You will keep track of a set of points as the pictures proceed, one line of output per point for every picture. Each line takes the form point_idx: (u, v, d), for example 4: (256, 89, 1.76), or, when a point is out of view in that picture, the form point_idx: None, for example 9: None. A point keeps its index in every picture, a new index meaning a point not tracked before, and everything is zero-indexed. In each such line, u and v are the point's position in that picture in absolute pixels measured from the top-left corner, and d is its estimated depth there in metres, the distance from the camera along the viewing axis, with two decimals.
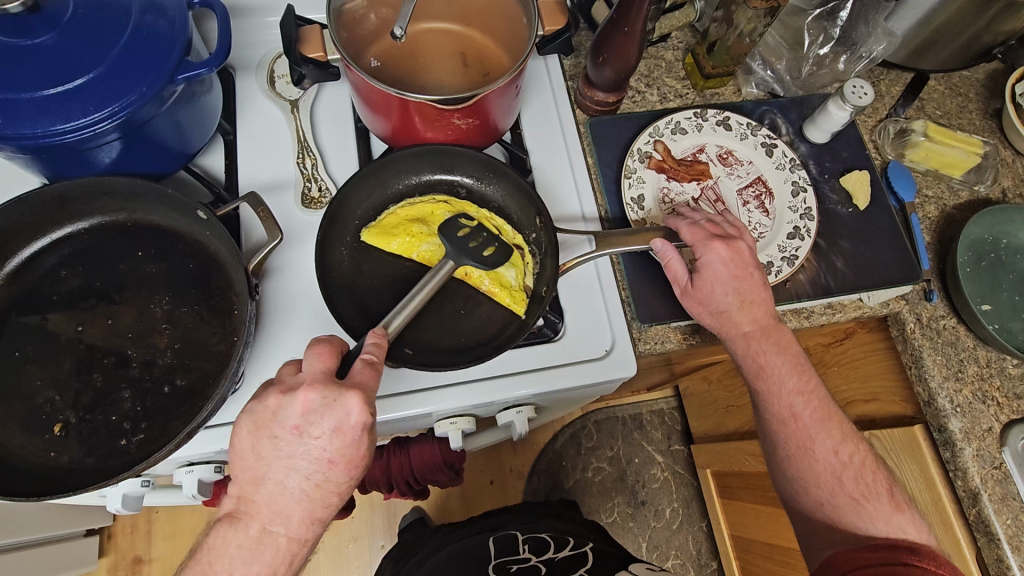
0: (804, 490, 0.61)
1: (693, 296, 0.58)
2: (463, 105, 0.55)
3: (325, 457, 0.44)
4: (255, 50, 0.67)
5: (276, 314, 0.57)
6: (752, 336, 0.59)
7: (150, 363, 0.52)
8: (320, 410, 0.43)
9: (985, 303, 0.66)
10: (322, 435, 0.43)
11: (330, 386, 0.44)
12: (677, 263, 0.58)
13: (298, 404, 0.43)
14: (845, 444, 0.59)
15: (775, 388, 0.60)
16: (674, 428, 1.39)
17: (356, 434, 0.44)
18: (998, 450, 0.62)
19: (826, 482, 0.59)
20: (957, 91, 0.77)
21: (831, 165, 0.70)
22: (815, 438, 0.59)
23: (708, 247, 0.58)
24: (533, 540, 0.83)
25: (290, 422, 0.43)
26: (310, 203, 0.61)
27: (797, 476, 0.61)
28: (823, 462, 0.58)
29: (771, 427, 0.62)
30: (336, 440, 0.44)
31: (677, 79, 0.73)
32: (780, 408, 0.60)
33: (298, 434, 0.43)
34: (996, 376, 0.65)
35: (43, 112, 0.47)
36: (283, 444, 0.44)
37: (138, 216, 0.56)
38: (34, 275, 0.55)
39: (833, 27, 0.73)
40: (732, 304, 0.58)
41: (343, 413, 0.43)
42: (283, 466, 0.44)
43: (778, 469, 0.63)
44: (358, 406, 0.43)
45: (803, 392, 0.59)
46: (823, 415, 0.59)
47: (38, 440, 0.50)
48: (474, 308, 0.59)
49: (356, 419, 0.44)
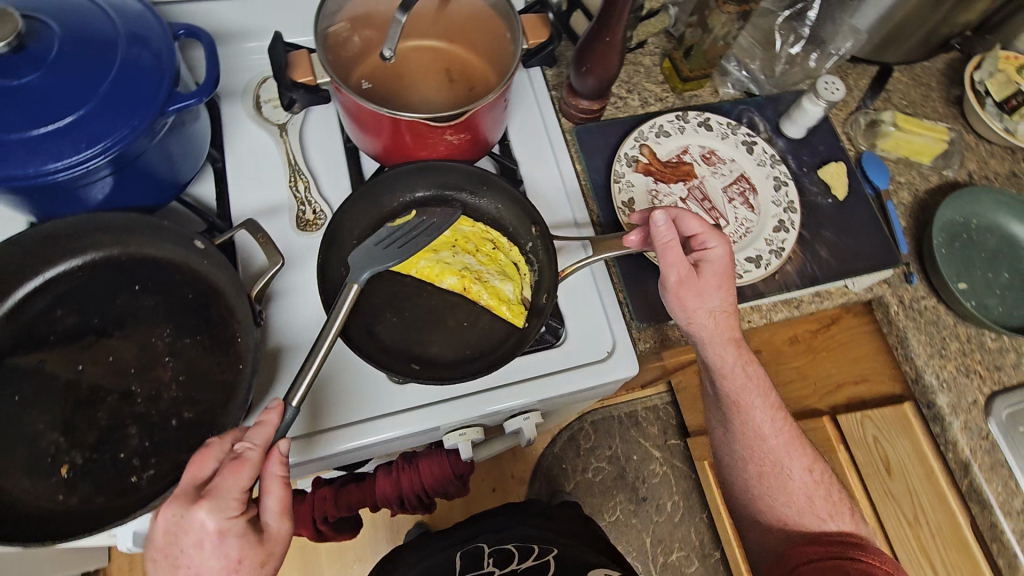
0: (769, 508, 0.65)
1: (695, 286, 0.57)
2: (453, 122, 0.56)
3: (200, 569, 0.43)
4: (239, 76, 0.67)
5: (279, 339, 0.57)
6: (740, 342, 0.61)
7: (155, 397, 0.52)
8: (177, 527, 0.42)
9: (961, 281, 0.69)
10: (184, 552, 0.42)
11: (183, 502, 0.42)
12: (676, 250, 0.56)
13: (160, 524, 0.42)
14: (816, 464, 0.64)
15: (751, 412, 0.63)
16: (669, 422, 1.42)
17: (225, 533, 0.43)
18: (984, 421, 0.65)
19: (796, 500, 0.63)
20: (919, 81, 0.81)
21: (808, 158, 0.73)
22: (791, 462, 0.63)
23: (720, 238, 0.57)
24: (498, 552, 0.84)
25: (160, 547, 0.43)
26: (306, 226, 0.61)
27: (767, 493, 0.65)
28: (799, 480, 0.63)
29: (742, 448, 0.65)
30: (200, 551, 0.42)
31: (656, 83, 0.75)
32: (748, 430, 0.64)
33: (169, 556, 0.42)
34: (977, 350, 0.68)
35: (35, 151, 0.46)
36: (162, 566, 0.43)
37: (133, 249, 0.55)
38: (28, 315, 0.53)
39: (803, 26, 0.76)
40: (727, 308, 0.59)
41: (196, 527, 0.42)
42: None
43: (744, 486, 0.67)
44: (210, 516, 0.42)
45: (772, 417, 0.63)
46: (791, 438, 0.64)
47: (45, 484, 0.49)
48: (476, 321, 0.59)
49: (213, 529, 0.42)
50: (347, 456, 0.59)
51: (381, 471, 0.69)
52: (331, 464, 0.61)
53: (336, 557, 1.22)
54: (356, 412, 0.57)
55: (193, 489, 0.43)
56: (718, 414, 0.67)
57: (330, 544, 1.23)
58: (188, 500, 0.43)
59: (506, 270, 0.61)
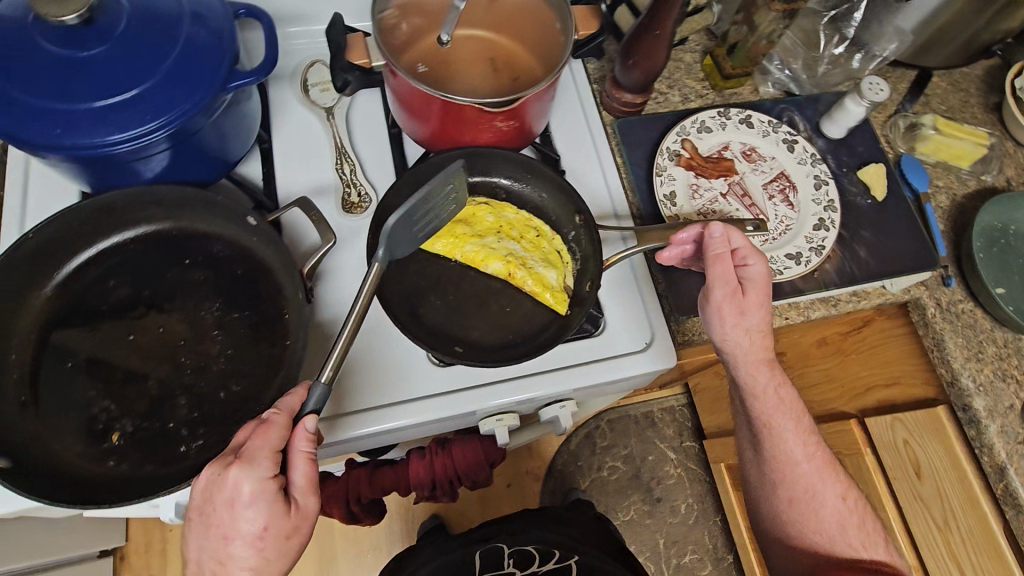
0: (802, 535, 0.65)
1: (736, 304, 0.57)
2: (504, 109, 0.56)
3: (229, 533, 0.45)
4: (288, 59, 0.68)
5: (324, 318, 0.57)
6: (775, 368, 0.60)
7: (204, 369, 0.53)
8: (213, 485, 0.44)
9: (999, 287, 0.68)
10: (219, 512, 0.44)
11: (221, 462, 0.45)
12: (726, 266, 0.56)
13: (199, 483, 0.45)
14: (849, 492, 0.64)
15: (783, 435, 0.63)
16: (685, 424, 1.41)
17: (253, 500, 0.44)
18: (1019, 425, 0.65)
19: (829, 527, 0.63)
20: (958, 86, 0.81)
21: (848, 159, 0.73)
22: (824, 489, 0.63)
23: (760, 256, 0.57)
24: (518, 553, 0.84)
25: (197, 505, 0.45)
26: (352, 208, 0.62)
27: (800, 519, 0.64)
28: (831, 506, 0.63)
29: (774, 472, 0.65)
30: (231, 513, 0.44)
31: (696, 80, 0.75)
32: (781, 455, 0.63)
33: (204, 514, 0.45)
34: (1013, 356, 0.68)
35: (100, 122, 0.47)
36: (198, 524, 0.46)
37: (184, 224, 0.56)
38: (81, 285, 0.54)
39: (848, 27, 0.76)
40: (766, 329, 0.58)
41: (229, 487, 0.44)
42: (201, 539, 0.46)
43: (775, 511, 0.67)
44: (240, 477, 0.43)
45: (805, 444, 0.63)
46: (823, 464, 0.64)
47: (96, 449, 0.49)
48: (518, 306, 0.59)
49: (243, 491, 0.44)
50: (385, 436, 0.59)
51: (414, 454, 0.69)
52: (370, 444, 0.61)
53: (351, 544, 1.23)
54: (398, 393, 0.58)
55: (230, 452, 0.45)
56: (749, 433, 0.67)
57: (345, 531, 1.24)
58: (225, 462, 0.45)
59: (550, 258, 0.61)
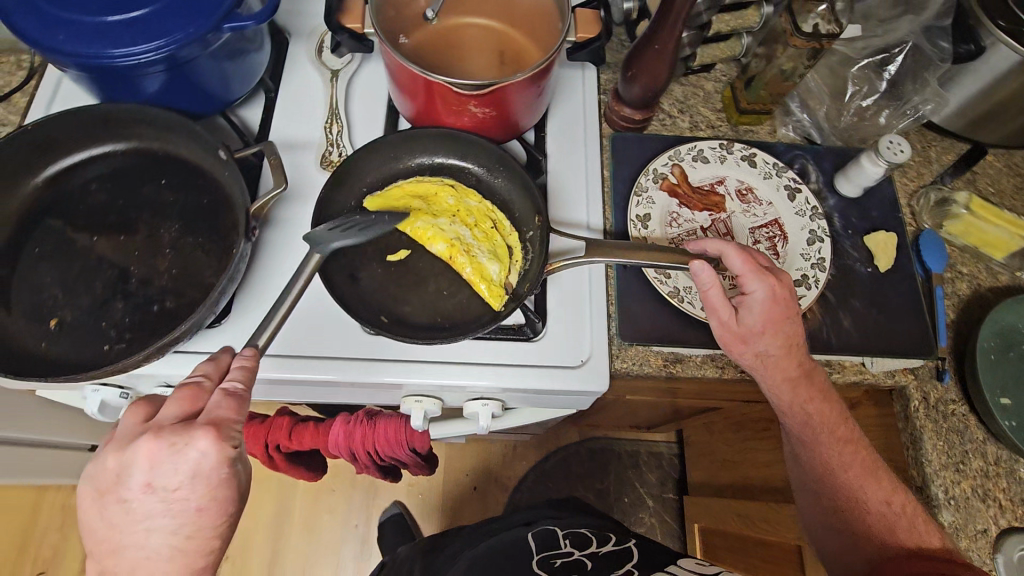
0: (856, 551, 0.56)
1: (738, 335, 0.56)
2: (481, 93, 0.56)
3: (190, 505, 0.41)
4: (310, 20, 0.72)
5: (269, 260, 0.59)
6: (798, 382, 0.57)
7: (147, 281, 0.56)
8: (169, 458, 0.40)
9: (1006, 396, 0.60)
10: (177, 486, 0.40)
11: (176, 433, 0.41)
12: (718, 294, 0.55)
13: (141, 460, 0.40)
14: (897, 494, 0.56)
15: (820, 439, 0.58)
16: (671, 475, 1.34)
17: (214, 478, 0.41)
18: (990, 555, 0.56)
19: (880, 536, 0.55)
20: (1016, 170, 0.73)
21: (857, 221, 0.67)
22: (865, 488, 0.57)
23: (760, 279, 0.55)
24: (574, 537, 0.77)
25: (138, 482, 0.41)
26: (327, 165, 0.64)
27: (850, 535, 0.57)
28: (875, 512, 0.56)
29: (815, 480, 0.60)
30: (198, 486, 0.41)
31: (712, 110, 0.72)
32: (821, 461, 0.58)
33: (152, 492, 0.41)
34: (1002, 477, 0.59)
35: (101, 37, 0.52)
36: (132, 508, 0.41)
37: (169, 147, 0.60)
38: (71, 184, 0.59)
39: (880, 79, 0.70)
40: (778, 346, 0.56)
41: (196, 457, 0.40)
42: (136, 523, 0.41)
43: (823, 533, 0.60)
44: (213, 447, 0.41)
45: (844, 443, 0.58)
46: (865, 468, 0.57)
47: (34, 329, 0.53)
48: (455, 292, 0.59)
49: (214, 462, 0.41)
50: (304, 387, 0.60)
51: (340, 417, 0.69)
52: (289, 393, 0.62)
53: (310, 503, 1.26)
54: (318, 348, 0.58)
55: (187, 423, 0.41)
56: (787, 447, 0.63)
57: (306, 490, 1.27)
58: (182, 435, 0.40)
59: (498, 251, 0.61)
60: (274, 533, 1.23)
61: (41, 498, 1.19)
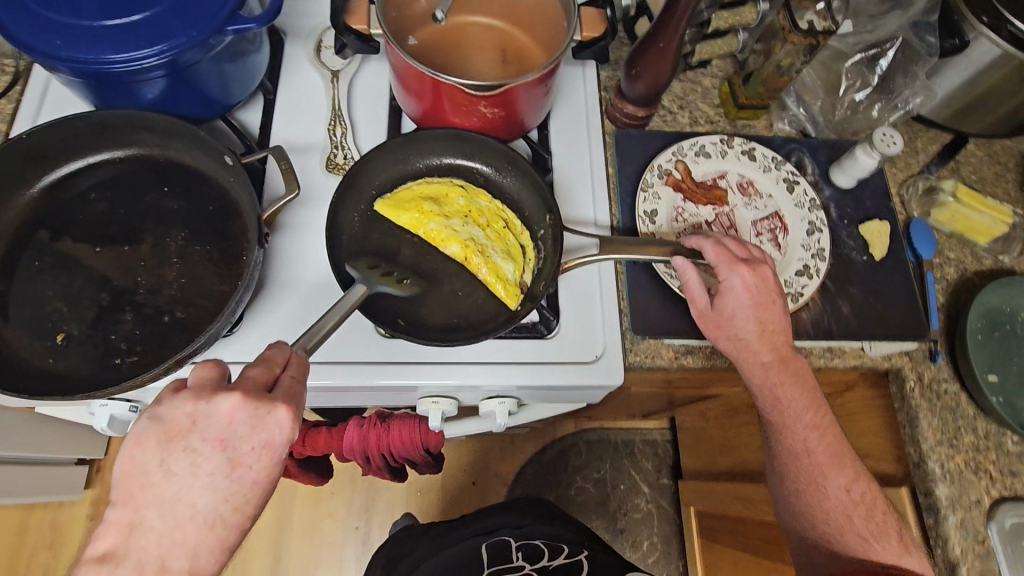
0: (812, 526, 0.61)
1: (714, 319, 0.58)
2: (491, 94, 0.56)
3: (247, 476, 0.41)
4: (308, 20, 0.71)
5: (280, 267, 0.59)
6: (771, 366, 0.58)
7: (155, 291, 0.54)
8: (249, 422, 0.41)
9: (992, 373, 0.64)
10: (248, 452, 0.41)
11: (260, 399, 0.41)
12: (696, 282, 0.57)
13: (223, 414, 0.41)
14: (857, 483, 0.60)
15: (790, 423, 0.60)
16: (665, 461, 1.37)
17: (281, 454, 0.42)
18: (983, 523, 0.60)
19: (836, 519, 0.59)
20: (995, 159, 0.76)
21: (852, 212, 0.69)
22: (828, 474, 0.59)
23: (733, 270, 0.57)
24: (526, 548, 0.83)
25: (211, 435, 0.41)
26: (333, 168, 0.63)
27: (807, 513, 0.61)
28: (835, 499, 0.59)
29: (781, 458, 0.62)
30: (262, 457, 0.42)
31: (710, 105, 0.74)
32: (792, 442, 0.60)
33: (220, 451, 0.40)
34: (992, 450, 0.63)
35: (100, 41, 0.50)
36: (196, 460, 0.40)
37: (170, 154, 0.59)
38: (69, 193, 0.57)
39: (872, 74, 0.73)
40: (752, 332, 0.57)
41: (273, 428, 0.41)
42: (185, 484, 0.40)
43: (784, 502, 0.64)
44: (287, 423, 0.42)
45: (816, 428, 0.60)
46: (833, 455, 0.60)
47: (40, 344, 0.52)
48: (470, 293, 0.59)
49: (281, 438, 0.42)
50: (321, 393, 0.60)
51: (352, 421, 0.69)
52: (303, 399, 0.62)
53: (309, 506, 1.25)
54: (334, 354, 0.58)
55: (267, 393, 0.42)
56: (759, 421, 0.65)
57: (305, 493, 1.26)
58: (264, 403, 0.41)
59: (511, 251, 0.61)
60: (275, 539, 1.22)
61: (31, 516, 1.15)
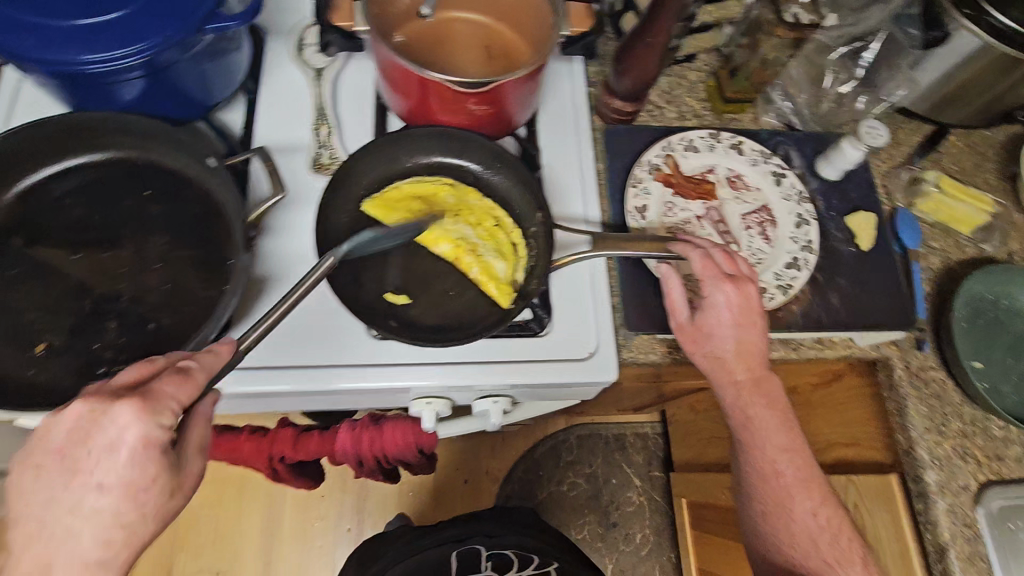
0: (775, 548, 0.61)
1: (690, 336, 0.58)
2: (480, 90, 0.56)
3: (115, 479, 0.41)
4: (289, 17, 0.69)
5: (268, 270, 0.58)
6: (743, 386, 0.58)
7: (139, 298, 0.53)
8: (87, 425, 0.41)
9: (977, 360, 0.65)
10: (87, 454, 0.40)
11: (100, 400, 0.41)
12: (679, 291, 0.58)
13: (64, 424, 0.41)
14: (824, 507, 0.60)
15: (759, 443, 0.60)
16: (656, 454, 1.37)
17: (137, 455, 0.41)
18: (971, 508, 0.61)
19: (800, 543, 0.59)
20: (976, 149, 0.77)
21: (838, 204, 0.70)
22: (795, 498, 0.59)
23: (718, 286, 0.57)
24: (496, 556, 0.84)
25: (101, 439, 0.40)
26: (319, 168, 0.62)
27: (771, 534, 0.61)
28: (802, 522, 0.59)
29: (750, 479, 0.62)
30: (101, 459, 0.41)
31: (698, 99, 0.73)
32: (763, 463, 0.60)
33: (69, 456, 0.41)
34: (979, 436, 0.64)
35: (74, 41, 0.48)
36: (74, 465, 0.41)
37: (149, 156, 0.57)
38: (44, 198, 0.55)
39: (856, 66, 0.76)
40: (729, 351, 0.57)
41: (107, 426, 0.40)
42: (82, 488, 0.41)
43: (750, 523, 0.64)
44: (131, 418, 0.40)
45: (788, 450, 0.60)
46: (804, 477, 0.60)
47: (20, 356, 0.50)
48: (462, 292, 0.59)
49: (127, 434, 0.40)
50: (311, 397, 0.59)
51: (344, 425, 0.68)
52: (293, 403, 0.61)
53: (300, 511, 1.24)
54: (324, 357, 0.57)
55: (149, 397, 0.41)
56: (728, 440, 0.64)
57: (296, 497, 1.24)
58: (102, 400, 0.41)
59: (502, 249, 0.61)
60: (266, 544, 1.21)
61: None
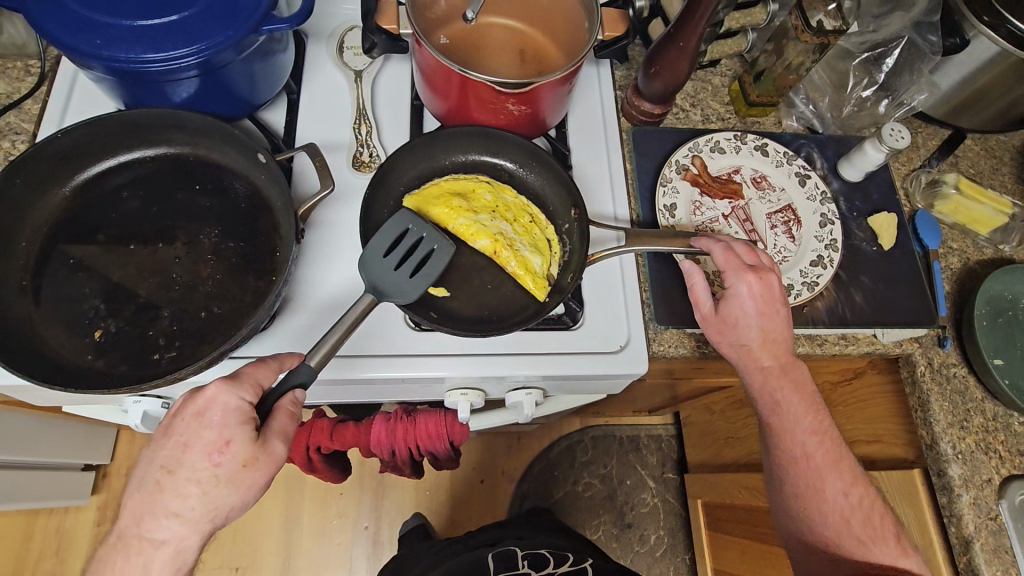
0: (810, 530, 0.63)
1: (716, 325, 0.60)
2: (518, 92, 0.58)
3: (197, 443, 0.45)
4: (330, 22, 0.72)
5: (313, 260, 0.60)
6: (770, 372, 0.60)
7: (192, 288, 0.55)
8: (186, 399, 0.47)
9: (998, 357, 0.66)
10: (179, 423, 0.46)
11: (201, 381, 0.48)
12: (703, 285, 0.59)
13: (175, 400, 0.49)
14: (855, 488, 0.61)
15: (788, 426, 0.61)
16: (670, 456, 1.38)
17: (218, 421, 0.46)
18: (995, 501, 0.62)
19: (834, 523, 0.61)
20: (992, 153, 0.79)
21: (860, 204, 0.72)
22: (826, 480, 0.61)
23: (740, 277, 0.58)
24: (532, 556, 0.85)
25: (194, 407, 0.46)
26: (360, 166, 0.64)
27: (805, 516, 0.63)
28: (834, 503, 0.61)
29: (780, 463, 0.63)
30: (189, 425, 0.46)
31: (721, 103, 0.76)
32: (792, 446, 0.62)
33: (170, 426, 0.47)
34: (1001, 431, 0.65)
35: (137, 41, 0.51)
36: (173, 433, 0.47)
37: (200, 152, 0.60)
38: (101, 191, 0.58)
39: (879, 71, 0.75)
40: (755, 339, 0.59)
41: (198, 398, 0.47)
42: (175, 452, 0.46)
43: (783, 507, 0.65)
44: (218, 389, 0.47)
45: (816, 433, 0.61)
46: (832, 459, 0.61)
47: (79, 341, 0.52)
48: (499, 285, 0.61)
49: (213, 403, 0.46)
50: (350, 387, 0.61)
51: (378, 416, 0.70)
52: (332, 392, 0.62)
53: (318, 508, 1.25)
54: (366, 347, 0.59)
55: (235, 378, 0.48)
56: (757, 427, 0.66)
57: (315, 495, 1.25)
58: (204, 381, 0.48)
59: (538, 244, 0.63)
60: (286, 540, 1.22)
61: (35, 524, 1.13)
